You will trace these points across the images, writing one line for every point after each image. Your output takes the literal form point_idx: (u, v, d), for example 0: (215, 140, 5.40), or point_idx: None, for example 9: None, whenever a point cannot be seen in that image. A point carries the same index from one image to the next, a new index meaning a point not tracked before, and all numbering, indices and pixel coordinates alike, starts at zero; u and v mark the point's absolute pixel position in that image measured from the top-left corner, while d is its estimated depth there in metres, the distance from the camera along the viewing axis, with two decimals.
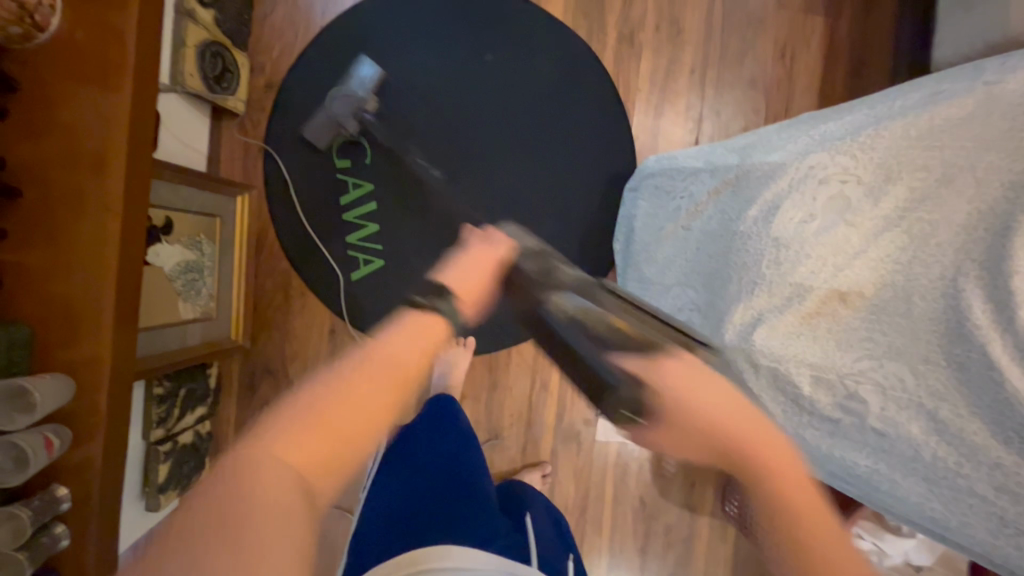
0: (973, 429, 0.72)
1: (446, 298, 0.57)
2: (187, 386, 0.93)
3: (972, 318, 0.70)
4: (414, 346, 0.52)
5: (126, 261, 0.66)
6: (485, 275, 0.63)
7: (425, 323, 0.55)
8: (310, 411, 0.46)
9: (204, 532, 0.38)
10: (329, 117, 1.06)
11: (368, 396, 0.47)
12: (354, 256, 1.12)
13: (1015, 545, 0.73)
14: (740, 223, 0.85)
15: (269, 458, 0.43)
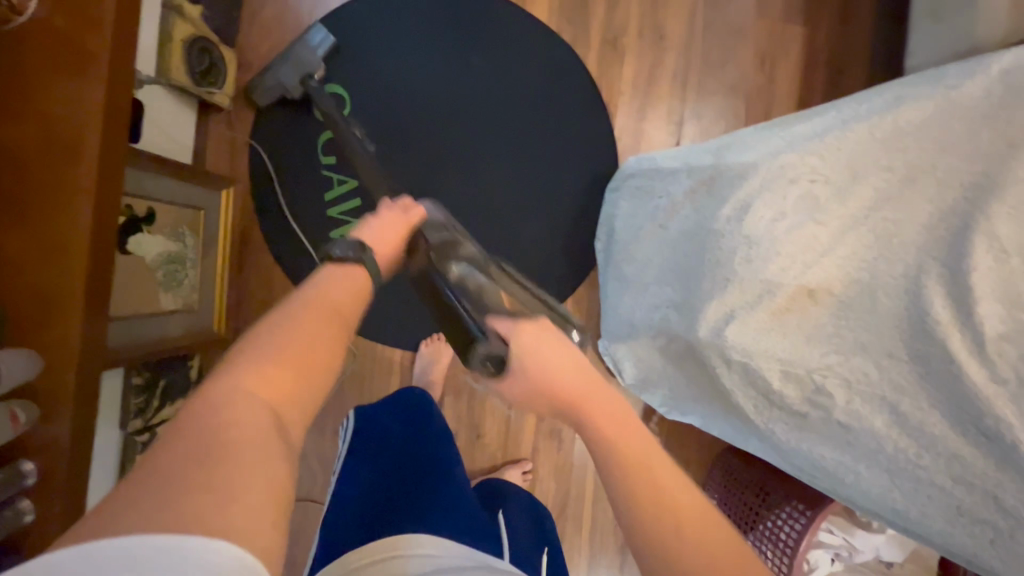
0: (931, 421, 0.68)
1: (368, 251, 0.65)
2: (167, 378, 0.97)
3: (932, 314, 0.67)
4: (352, 286, 0.60)
5: (99, 251, 0.60)
6: (397, 236, 0.72)
7: (355, 269, 0.62)
8: (269, 353, 0.46)
9: (177, 486, 0.34)
10: (273, 80, 1.08)
11: (318, 339, 0.49)
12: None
13: (971, 536, 0.69)
14: (715, 221, 0.84)
15: (235, 394, 0.42)
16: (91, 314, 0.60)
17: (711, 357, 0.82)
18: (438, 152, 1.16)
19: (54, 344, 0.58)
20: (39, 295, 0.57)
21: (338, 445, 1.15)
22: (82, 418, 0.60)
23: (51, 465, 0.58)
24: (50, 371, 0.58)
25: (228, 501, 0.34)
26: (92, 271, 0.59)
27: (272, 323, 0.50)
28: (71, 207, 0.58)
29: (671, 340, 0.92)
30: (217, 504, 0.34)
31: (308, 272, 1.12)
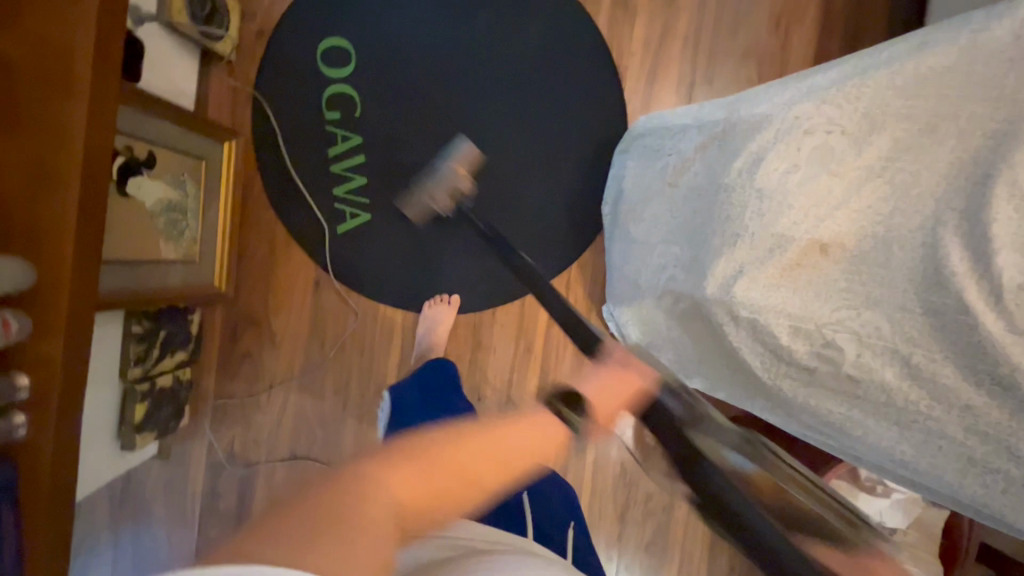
0: (944, 373, 0.66)
1: (577, 408, 0.59)
2: (167, 329, 0.97)
3: (948, 264, 0.65)
4: (539, 438, 0.58)
5: (92, 179, 0.59)
6: (615, 404, 0.57)
7: (559, 423, 0.59)
8: (426, 458, 0.54)
9: (306, 524, 0.45)
10: (414, 186, 1.10)
11: (462, 461, 0.55)
12: (341, 209, 1.12)
13: (982, 485, 0.68)
14: (726, 176, 0.82)
15: (383, 485, 0.51)
16: (86, 236, 0.59)
17: (719, 314, 0.81)
18: (443, 112, 1.13)
19: (49, 261, 0.56)
20: (35, 212, 0.56)
21: (339, 405, 1.14)
22: (75, 338, 0.59)
23: (46, 382, 0.57)
24: (44, 288, 0.56)
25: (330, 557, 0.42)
26: (87, 192, 0.58)
27: (446, 439, 0.57)
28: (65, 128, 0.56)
29: (676, 300, 0.91)
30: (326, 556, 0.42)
31: (311, 229, 1.11)
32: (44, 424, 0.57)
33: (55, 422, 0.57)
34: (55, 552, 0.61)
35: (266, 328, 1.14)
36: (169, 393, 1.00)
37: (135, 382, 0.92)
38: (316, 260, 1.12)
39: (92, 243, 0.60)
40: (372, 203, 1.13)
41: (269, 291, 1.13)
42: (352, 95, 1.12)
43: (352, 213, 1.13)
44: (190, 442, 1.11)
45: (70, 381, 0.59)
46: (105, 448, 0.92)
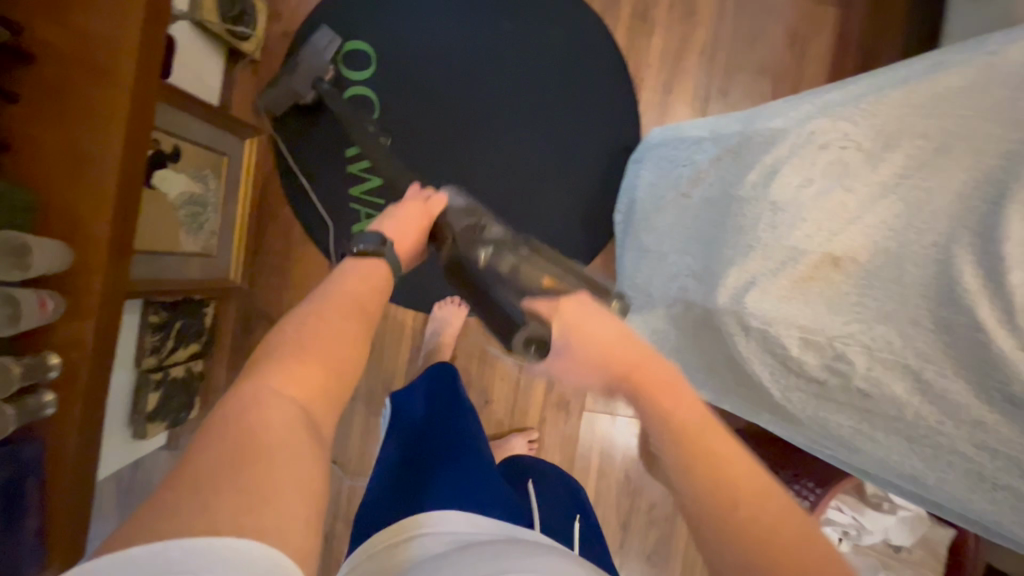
0: (954, 390, 0.66)
1: (389, 248, 0.67)
2: (182, 320, 0.98)
3: (960, 281, 0.66)
4: (367, 288, 0.61)
5: (129, 173, 0.60)
6: (416, 231, 0.77)
7: (374, 262, 0.65)
8: (297, 351, 0.48)
9: (222, 473, 0.36)
10: (285, 85, 1.07)
11: (337, 331, 0.52)
12: (357, 209, 1.14)
13: (990, 501, 0.69)
14: (740, 187, 0.84)
15: (267, 401, 0.42)
16: (119, 224, 0.60)
17: (730, 326, 0.81)
18: (460, 117, 1.15)
19: (87, 243, 0.58)
20: (79, 193, 0.57)
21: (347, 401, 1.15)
22: (106, 322, 0.60)
23: (76, 363, 0.58)
24: (79, 268, 0.58)
25: (267, 501, 0.36)
26: (126, 178, 0.59)
27: (300, 319, 0.52)
28: (109, 116, 0.58)
29: (687, 309, 0.91)
30: (257, 503, 0.35)
31: (327, 228, 1.13)
32: (72, 405, 0.58)
33: (83, 403, 0.59)
34: (75, 529, 0.62)
35: (278, 323, 1.15)
36: (182, 384, 1.01)
37: (148, 371, 0.93)
38: (329, 258, 1.13)
39: (125, 229, 0.62)
40: (387, 203, 1.14)
41: (283, 287, 1.14)
42: (372, 97, 1.14)
43: (368, 213, 1.14)
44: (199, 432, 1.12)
45: (98, 366, 0.60)
46: (118, 435, 0.93)
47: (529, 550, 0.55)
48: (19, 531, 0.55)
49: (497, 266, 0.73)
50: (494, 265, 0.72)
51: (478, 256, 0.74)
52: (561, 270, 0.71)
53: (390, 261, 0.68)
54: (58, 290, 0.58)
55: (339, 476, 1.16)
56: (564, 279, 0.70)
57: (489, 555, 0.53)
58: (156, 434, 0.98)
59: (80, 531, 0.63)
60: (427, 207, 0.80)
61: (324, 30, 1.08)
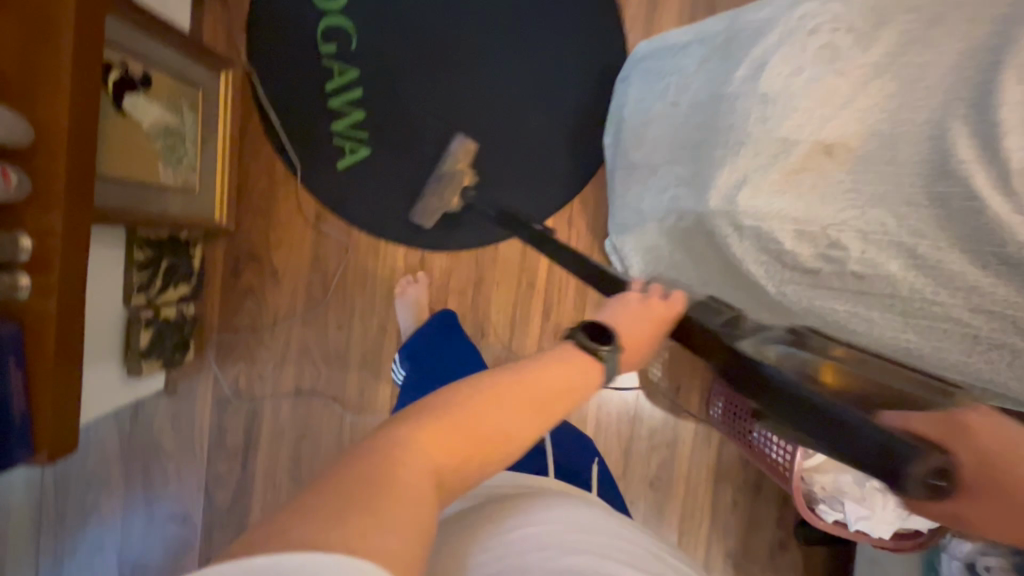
0: (950, 260, 0.66)
1: (613, 346, 0.55)
2: (169, 260, 0.97)
3: (954, 151, 0.64)
4: (570, 379, 0.50)
5: (86, 62, 0.58)
6: (648, 329, 0.64)
7: (589, 359, 0.54)
8: (467, 413, 0.43)
9: (351, 497, 0.34)
10: (434, 203, 1.09)
11: (514, 411, 0.44)
12: (340, 145, 1.12)
13: (987, 361, 0.70)
14: (729, 86, 0.82)
15: (418, 451, 0.39)
16: (83, 117, 0.59)
17: (722, 226, 0.81)
18: (439, 45, 1.12)
19: (48, 130, 0.57)
20: (36, 77, 0.56)
21: (342, 341, 1.14)
22: (75, 213, 0.60)
23: (47, 253, 0.58)
24: (40, 153, 0.57)
25: (386, 526, 0.33)
26: (79, 62, 0.57)
27: (473, 392, 0.44)
28: None
29: (680, 218, 0.90)
30: (376, 527, 0.33)
31: (312, 165, 1.11)
32: (48, 296, 0.59)
33: (58, 293, 0.59)
34: (63, 425, 0.62)
35: (269, 267, 1.13)
36: (175, 325, 1.00)
37: (138, 310, 0.93)
38: (316, 196, 1.12)
39: (91, 124, 0.60)
40: (371, 138, 1.12)
41: (271, 229, 1.13)
42: (349, 27, 1.10)
43: (351, 148, 1.12)
44: (196, 375, 1.12)
45: (72, 260, 0.60)
46: (111, 373, 0.93)
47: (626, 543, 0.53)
48: (4, 415, 0.57)
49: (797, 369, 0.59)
50: (784, 361, 0.61)
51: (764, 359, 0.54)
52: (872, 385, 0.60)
53: (606, 370, 0.55)
54: (24, 171, 0.57)
55: (340, 414, 1.14)
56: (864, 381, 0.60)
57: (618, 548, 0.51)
58: (150, 373, 0.98)
59: (69, 428, 0.64)
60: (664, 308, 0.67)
61: (458, 140, 1.09)
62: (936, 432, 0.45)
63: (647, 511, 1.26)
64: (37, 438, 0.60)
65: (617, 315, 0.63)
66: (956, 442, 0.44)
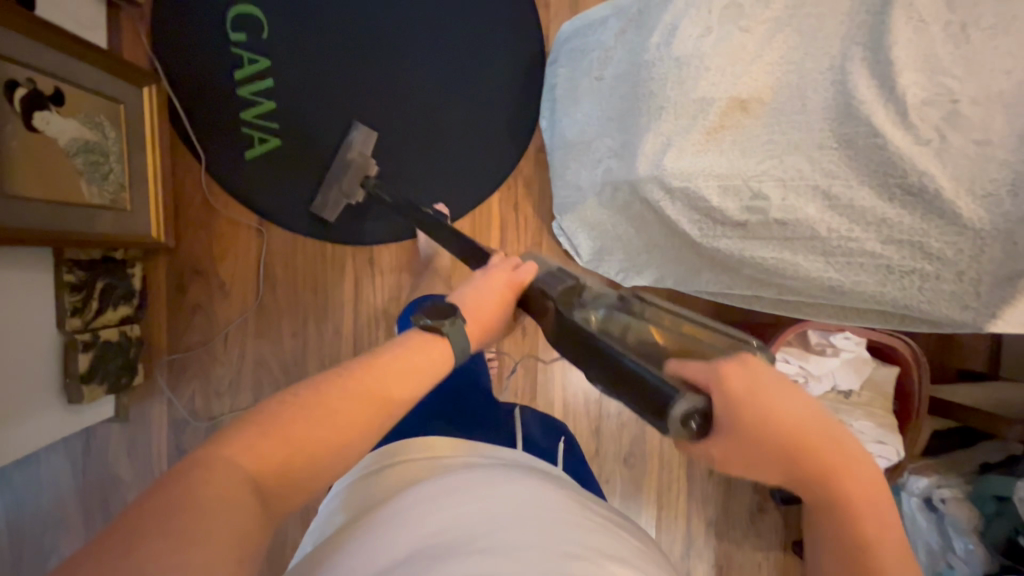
0: (860, 198, 0.69)
1: (452, 318, 0.53)
2: (105, 281, 0.95)
3: (855, 93, 0.66)
4: (413, 369, 0.49)
5: None
6: (496, 306, 0.59)
7: (433, 341, 0.52)
8: (276, 420, 0.41)
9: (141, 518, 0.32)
10: (338, 193, 1.07)
11: (334, 413, 0.43)
12: (249, 135, 1.09)
13: (899, 287, 0.76)
14: (646, 53, 0.82)
15: (222, 465, 0.37)
16: None
17: (653, 191, 0.82)
18: (364, 40, 1.10)
19: None
20: None
21: (297, 348, 1.13)
22: None
23: None
24: None
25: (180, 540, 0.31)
26: None
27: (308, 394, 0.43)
28: None
29: (615, 190, 0.91)
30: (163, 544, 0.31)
31: (245, 171, 1.10)
32: None
33: None
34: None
35: (215, 280, 1.11)
36: (118, 347, 0.98)
37: (74, 334, 0.91)
38: (254, 204, 1.10)
39: None
40: (281, 128, 1.10)
41: (213, 241, 1.11)
42: (258, 16, 1.07)
43: (262, 138, 1.10)
44: (147, 399, 1.09)
45: None
46: (51, 403, 0.90)
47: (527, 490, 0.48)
48: None
49: (610, 324, 0.47)
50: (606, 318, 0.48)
51: (578, 317, 0.48)
52: (693, 323, 0.45)
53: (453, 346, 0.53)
54: None
55: None
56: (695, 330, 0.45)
57: (505, 511, 0.44)
58: (93, 398, 0.95)
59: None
60: (513, 275, 0.61)
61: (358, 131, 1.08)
62: (707, 372, 0.39)
63: (625, 489, 1.26)
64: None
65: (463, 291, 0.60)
66: (716, 383, 0.39)
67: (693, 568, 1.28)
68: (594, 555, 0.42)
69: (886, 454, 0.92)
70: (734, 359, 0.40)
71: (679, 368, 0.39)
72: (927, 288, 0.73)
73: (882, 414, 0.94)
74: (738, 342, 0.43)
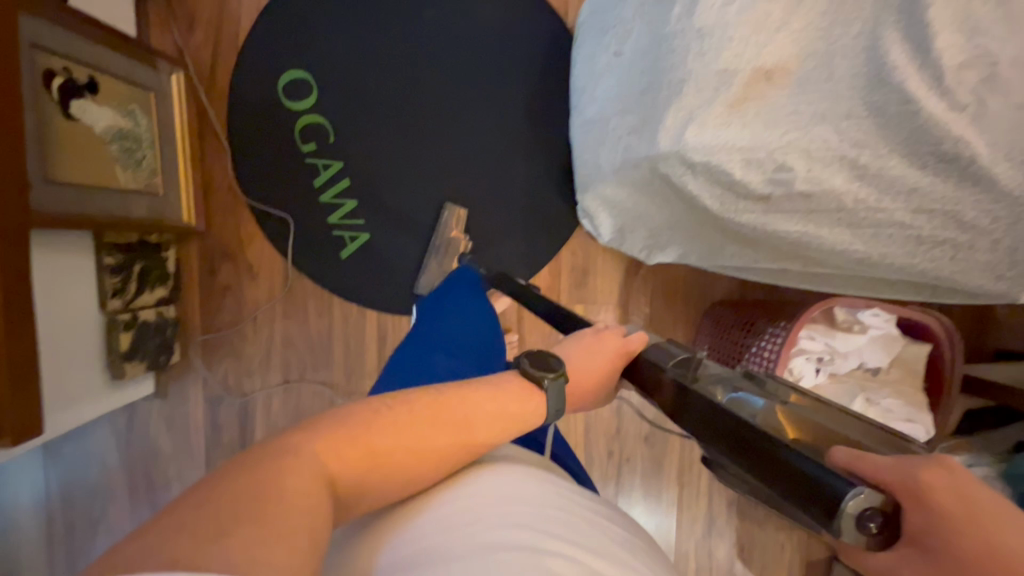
0: (890, 166, 0.68)
1: (556, 377, 0.58)
2: (141, 264, 1.00)
3: (888, 59, 0.63)
4: (504, 404, 0.54)
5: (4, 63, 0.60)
6: (602, 368, 0.63)
7: (532, 387, 0.57)
8: (365, 430, 0.44)
9: (231, 505, 0.34)
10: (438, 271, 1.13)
11: (431, 438, 0.47)
12: (341, 235, 1.14)
13: (930, 261, 0.75)
14: (667, 25, 0.79)
15: (299, 459, 0.39)
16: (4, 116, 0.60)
17: (674, 167, 0.80)
18: (382, 22, 1.11)
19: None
20: None
21: (323, 328, 1.16)
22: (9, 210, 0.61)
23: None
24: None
25: (273, 538, 0.33)
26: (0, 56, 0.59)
27: (398, 409, 0.47)
28: None
29: (635, 166, 0.89)
30: (262, 542, 0.32)
31: (270, 155, 1.12)
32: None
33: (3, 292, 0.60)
34: (18, 415, 0.64)
35: (244, 263, 1.15)
36: (154, 327, 1.03)
37: (114, 314, 0.95)
38: (281, 188, 1.13)
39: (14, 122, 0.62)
40: (367, 223, 1.14)
41: (240, 226, 1.14)
42: (321, 121, 1.12)
43: (351, 237, 1.14)
44: (183, 376, 1.14)
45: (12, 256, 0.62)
46: (95, 379, 0.95)
47: (537, 485, 0.53)
48: None
49: (744, 406, 0.45)
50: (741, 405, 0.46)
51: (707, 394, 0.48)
52: (845, 426, 0.44)
53: (549, 396, 0.57)
54: None
55: (330, 398, 1.17)
56: (837, 430, 0.43)
57: (530, 505, 0.48)
58: (134, 374, 1.00)
59: (28, 417, 0.65)
60: (624, 343, 0.65)
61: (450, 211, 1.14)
62: (892, 469, 0.33)
63: (646, 469, 1.27)
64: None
65: (571, 350, 0.65)
66: (898, 479, 0.33)
67: (714, 548, 1.29)
68: (586, 556, 0.44)
69: (917, 433, 0.90)
70: (930, 461, 0.34)
71: (852, 461, 0.35)
72: (960, 257, 0.74)
73: (910, 392, 0.92)
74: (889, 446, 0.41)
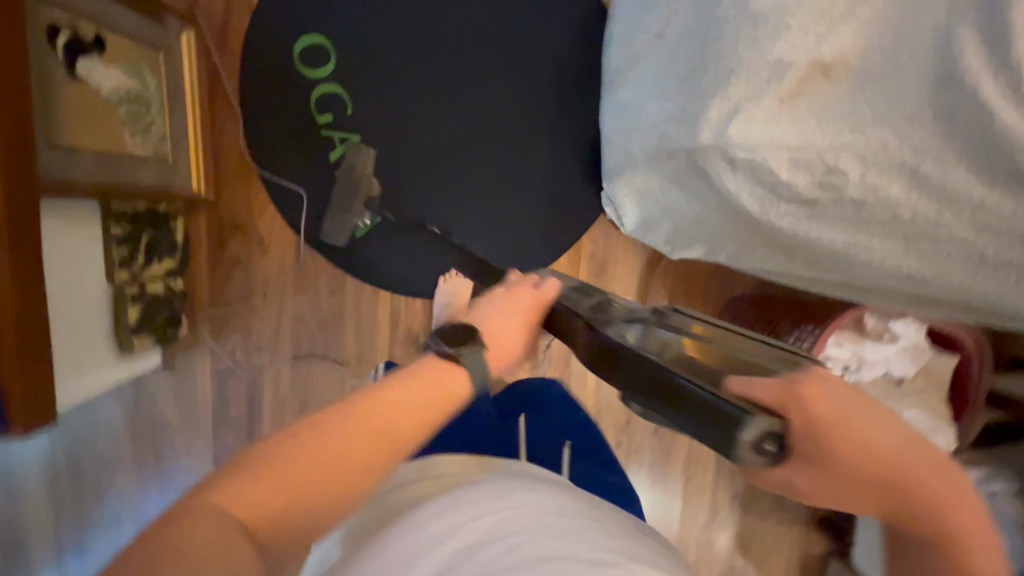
0: (955, 177, 0.65)
1: (471, 349, 0.56)
2: (148, 234, 0.96)
3: (961, 59, 0.59)
4: (416, 404, 0.51)
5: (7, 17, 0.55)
6: (519, 329, 0.64)
7: (449, 364, 0.55)
8: (270, 460, 0.43)
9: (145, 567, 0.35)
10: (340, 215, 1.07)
11: (336, 448, 0.45)
12: None
13: (994, 280, 0.72)
14: (717, 7, 0.73)
15: (211, 511, 0.39)
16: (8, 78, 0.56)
17: (715, 163, 0.75)
18: None
19: None
20: None
21: (335, 307, 1.13)
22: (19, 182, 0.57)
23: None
24: None
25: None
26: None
27: (306, 432, 0.46)
28: None
29: (670, 157, 0.84)
30: None
31: (283, 124, 1.07)
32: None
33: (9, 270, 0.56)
34: (30, 396, 0.62)
35: (252, 235, 1.11)
36: (163, 301, 1.00)
37: (124, 287, 0.93)
38: (294, 161, 1.08)
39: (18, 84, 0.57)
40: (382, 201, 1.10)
41: (249, 197, 1.09)
42: (340, 92, 1.06)
43: None
44: (190, 350, 1.12)
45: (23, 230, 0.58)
46: (106, 354, 0.92)
47: (539, 493, 0.57)
48: None
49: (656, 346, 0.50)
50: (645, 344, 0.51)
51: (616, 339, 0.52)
52: (739, 345, 0.49)
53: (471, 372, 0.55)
54: None
55: (340, 377, 1.15)
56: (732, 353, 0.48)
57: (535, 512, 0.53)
58: (144, 348, 0.99)
59: (39, 402, 0.63)
60: (538, 294, 0.67)
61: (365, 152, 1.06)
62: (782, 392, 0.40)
63: (653, 459, 1.27)
64: (9, 412, 0.61)
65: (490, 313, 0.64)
66: (797, 404, 0.39)
67: (716, 538, 1.30)
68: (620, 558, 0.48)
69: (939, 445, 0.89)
70: (814, 377, 0.41)
71: (747, 388, 0.40)
72: (1017, 277, 0.70)
73: (935, 403, 0.91)
74: (788, 357, 0.46)
